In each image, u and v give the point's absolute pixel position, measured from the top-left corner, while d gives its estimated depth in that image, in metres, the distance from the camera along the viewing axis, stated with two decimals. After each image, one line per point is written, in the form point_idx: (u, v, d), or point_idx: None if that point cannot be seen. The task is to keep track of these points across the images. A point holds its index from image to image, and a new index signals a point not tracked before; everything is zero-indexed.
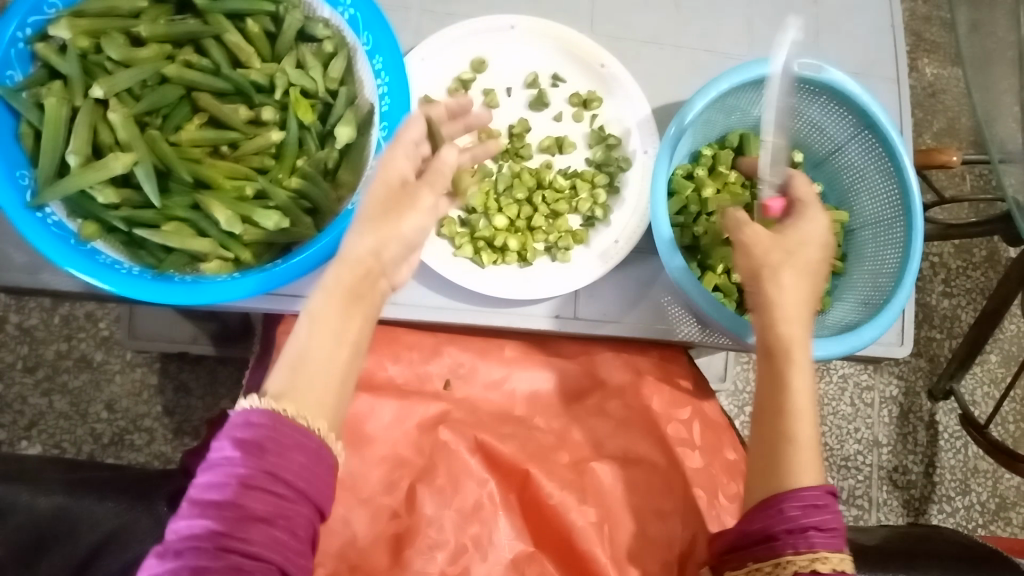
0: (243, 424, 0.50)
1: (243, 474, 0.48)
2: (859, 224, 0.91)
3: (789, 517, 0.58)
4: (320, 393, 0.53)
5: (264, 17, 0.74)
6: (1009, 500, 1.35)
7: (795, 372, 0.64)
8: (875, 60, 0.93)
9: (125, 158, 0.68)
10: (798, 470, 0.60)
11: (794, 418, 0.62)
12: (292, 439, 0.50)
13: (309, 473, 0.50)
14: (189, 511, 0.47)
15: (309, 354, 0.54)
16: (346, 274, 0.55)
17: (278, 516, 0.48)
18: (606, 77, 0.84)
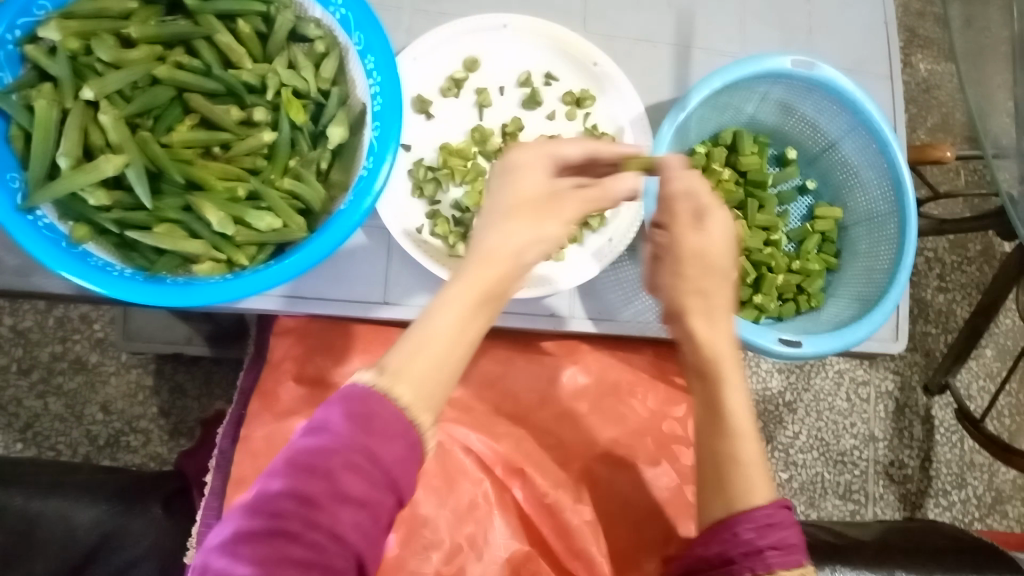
0: (356, 399, 0.49)
1: (343, 452, 0.47)
2: (853, 220, 0.92)
3: (743, 540, 0.56)
4: (432, 386, 0.51)
5: (256, 18, 0.74)
6: (1005, 493, 1.36)
7: (727, 390, 0.61)
8: (868, 57, 0.94)
9: (117, 160, 0.67)
10: (751, 485, 0.58)
11: (740, 439, 0.60)
12: (395, 426, 0.49)
13: (404, 465, 0.49)
14: (283, 474, 0.47)
15: (435, 337, 0.52)
16: (489, 273, 0.54)
17: (367, 497, 0.47)
18: (598, 76, 0.84)
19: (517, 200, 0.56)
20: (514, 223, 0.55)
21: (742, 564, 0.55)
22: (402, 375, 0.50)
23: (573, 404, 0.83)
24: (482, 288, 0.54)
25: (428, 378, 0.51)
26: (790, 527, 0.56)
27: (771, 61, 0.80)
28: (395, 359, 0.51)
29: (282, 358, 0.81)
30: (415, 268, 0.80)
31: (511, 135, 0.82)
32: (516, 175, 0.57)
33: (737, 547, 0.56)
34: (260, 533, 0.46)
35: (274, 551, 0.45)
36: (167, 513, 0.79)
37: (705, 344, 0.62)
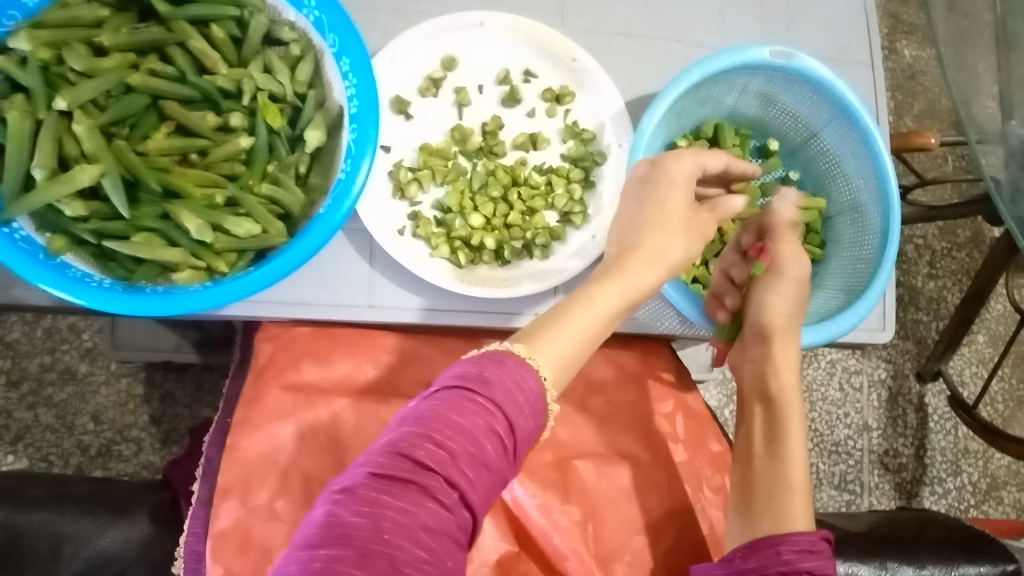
0: (498, 369, 0.53)
1: (482, 419, 0.50)
2: (837, 210, 0.91)
3: (785, 559, 0.66)
4: (568, 362, 0.60)
5: (230, 22, 0.73)
6: (1000, 479, 1.36)
7: (791, 423, 0.77)
8: (848, 46, 0.93)
9: (91, 171, 0.67)
10: (797, 512, 0.72)
11: (790, 466, 0.75)
12: (526, 402, 0.53)
13: (518, 415, 0.53)
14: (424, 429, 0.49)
15: (592, 312, 0.64)
16: (642, 278, 0.68)
17: (484, 441, 0.50)
18: (578, 71, 0.83)
19: (681, 211, 0.72)
20: (677, 237, 0.71)
21: None
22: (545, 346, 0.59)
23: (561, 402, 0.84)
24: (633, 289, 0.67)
25: (569, 356, 0.61)
26: (828, 558, 0.67)
27: (750, 52, 0.79)
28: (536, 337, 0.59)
29: (266, 363, 0.80)
30: (395, 269, 0.79)
31: (490, 134, 0.82)
32: (681, 189, 0.73)
33: (777, 564, 0.66)
34: (393, 483, 0.46)
35: (412, 498, 0.46)
36: (155, 525, 0.77)
37: (776, 381, 0.79)
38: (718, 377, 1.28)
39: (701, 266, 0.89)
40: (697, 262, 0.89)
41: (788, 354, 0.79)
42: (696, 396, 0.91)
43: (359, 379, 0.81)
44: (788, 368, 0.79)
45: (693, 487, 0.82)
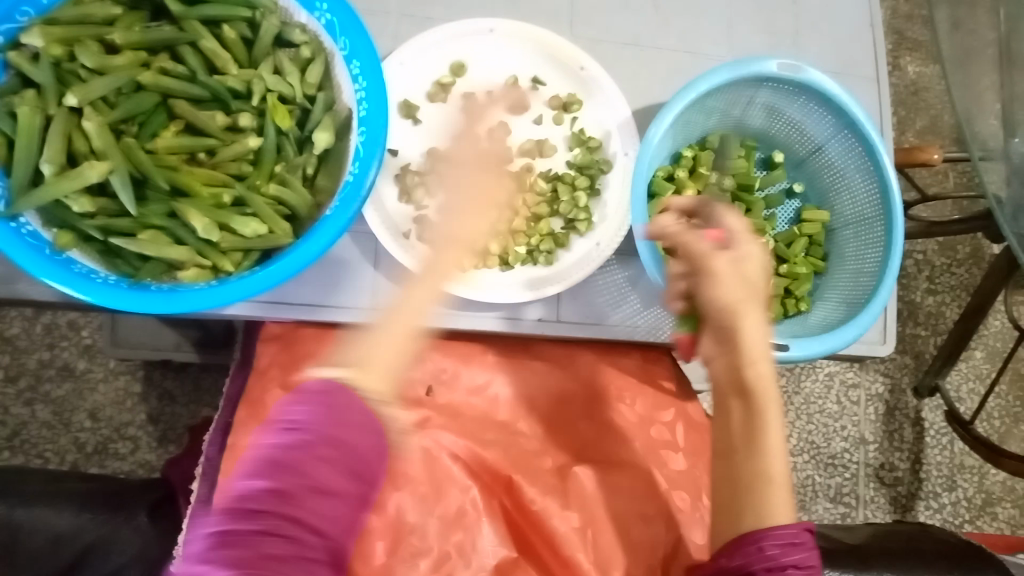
0: (319, 397, 0.47)
1: (308, 441, 0.45)
2: (841, 223, 0.92)
3: (768, 555, 0.57)
4: (385, 373, 0.67)
5: (241, 23, 0.74)
6: (995, 495, 1.36)
7: (770, 417, 0.60)
8: (855, 61, 0.94)
9: (101, 167, 0.67)
10: (779, 508, 0.59)
11: (769, 458, 0.60)
12: (360, 417, 0.46)
13: (370, 458, 0.47)
14: (253, 475, 0.44)
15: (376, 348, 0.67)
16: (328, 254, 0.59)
17: (331, 491, 0.44)
18: (586, 80, 0.84)
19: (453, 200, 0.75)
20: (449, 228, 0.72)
21: None
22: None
23: (562, 409, 0.84)
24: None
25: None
26: (812, 549, 0.58)
27: (756, 64, 0.80)
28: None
29: (268, 365, 0.81)
30: (400, 272, 0.80)
31: (497, 139, 0.82)
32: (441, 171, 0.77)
33: (761, 561, 0.57)
34: (234, 536, 0.43)
35: (253, 550, 0.42)
36: (153, 521, 0.79)
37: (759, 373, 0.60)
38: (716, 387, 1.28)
39: None
40: None
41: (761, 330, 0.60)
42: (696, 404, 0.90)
43: None
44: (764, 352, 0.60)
45: (691, 496, 0.82)
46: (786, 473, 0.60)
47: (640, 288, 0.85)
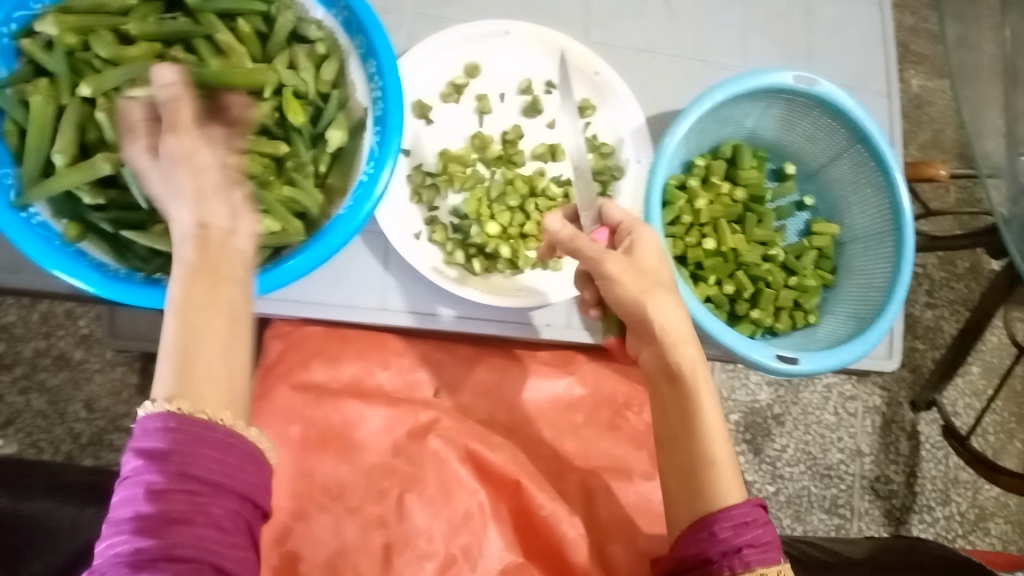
0: (141, 433, 0.44)
1: (152, 481, 0.42)
2: (850, 237, 0.92)
3: (721, 539, 0.55)
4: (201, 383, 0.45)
5: (256, 17, 0.73)
6: (988, 510, 1.37)
7: (704, 398, 0.60)
8: (869, 75, 0.94)
9: (113, 159, 0.66)
10: (723, 489, 0.57)
11: (711, 440, 0.59)
12: (188, 436, 0.43)
13: (228, 467, 0.44)
14: (113, 528, 0.42)
15: (194, 347, 0.45)
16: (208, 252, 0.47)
17: (199, 516, 0.42)
18: (600, 85, 0.84)
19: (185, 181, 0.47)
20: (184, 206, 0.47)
21: (720, 563, 0.54)
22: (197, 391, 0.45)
23: (569, 414, 0.85)
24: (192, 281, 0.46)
25: (216, 385, 0.46)
26: (766, 525, 0.56)
27: (773, 76, 0.80)
28: (164, 382, 0.45)
29: (274, 361, 0.80)
30: (409, 272, 0.79)
31: (511, 143, 0.82)
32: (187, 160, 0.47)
33: (715, 546, 0.55)
34: None
35: None
36: None
37: (685, 359, 0.61)
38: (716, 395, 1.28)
39: (714, 285, 0.89)
40: (712, 281, 0.89)
41: (676, 317, 0.61)
42: None
43: (368, 381, 0.81)
44: (685, 336, 0.61)
45: None
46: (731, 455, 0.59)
47: None
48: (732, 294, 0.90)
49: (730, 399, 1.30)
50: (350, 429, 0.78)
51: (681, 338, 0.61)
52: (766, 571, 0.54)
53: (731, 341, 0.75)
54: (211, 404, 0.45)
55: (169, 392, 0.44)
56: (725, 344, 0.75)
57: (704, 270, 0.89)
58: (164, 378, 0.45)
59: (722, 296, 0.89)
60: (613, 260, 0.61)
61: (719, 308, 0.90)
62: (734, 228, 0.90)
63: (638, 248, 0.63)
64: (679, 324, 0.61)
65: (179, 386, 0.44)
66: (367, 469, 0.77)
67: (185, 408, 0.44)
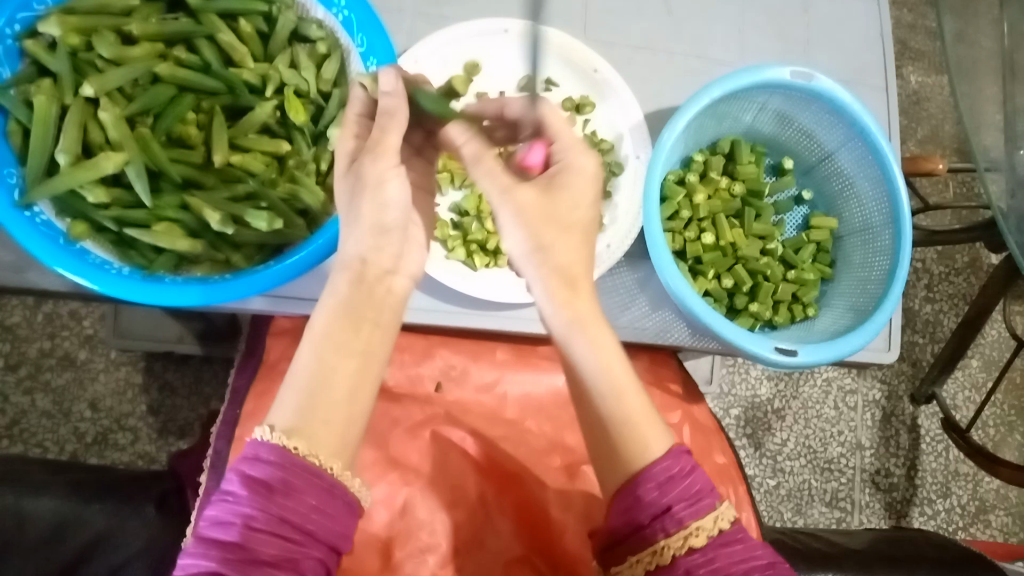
0: (253, 461, 0.50)
1: (249, 515, 0.48)
2: (848, 230, 0.93)
3: (647, 502, 0.55)
4: (324, 430, 0.52)
5: (258, 17, 0.74)
6: (988, 503, 1.37)
7: (594, 347, 0.57)
8: (866, 69, 0.95)
9: (116, 158, 0.67)
10: (646, 444, 0.56)
11: (621, 398, 0.57)
12: (300, 482, 0.50)
13: (323, 520, 0.50)
14: (202, 546, 0.48)
15: (329, 385, 0.53)
16: (355, 282, 0.56)
17: (284, 560, 0.48)
18: (599, 82, 0.84)
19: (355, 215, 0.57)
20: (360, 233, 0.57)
21: (652, 527, 0.55)
22: (316, 435, 0.52)
23: (570, 408, 0.85)
24: (338, 311, 0.55)
25: (335, 420, 0.52)
26: (691, 475, 0.56)
27: (769, 71, 0.81)
28: (285, 413, 0.52)
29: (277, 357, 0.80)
30: None
31: None
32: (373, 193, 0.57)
33: (644, 510, 0.55)
34: None
35: None
36: (161, 513, 0.78)
37: (565, 306, 0.58)
38: (717, 390, 1.28)
39: (712, 279, 0.90)
40: (710, 276, 0.90)
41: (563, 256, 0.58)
42: (699, 408, 0.92)
43: None
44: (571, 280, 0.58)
45: None
46: (646, 406, 0.58)
47: (650, 290, 0.85)
48: (730, 287, 0.91)
49: (730, 394, 1.30)
50: None
51: (578, 290, 0.58)
52: (698, 526, 0.54)
53: (731, 335, 0.75)
54: (323, 450, 0.51)
55: (285, 427, 0.51)
56: (724, 338, 0.76)
57: (703, 264, 0.90)
58: (286, 408, 0.52)
59: (721, 290, 0.90)
60: (506, 206, 0.58)
61: (718, 302, 0.90)
62: (733, 222, 0.91)
63: (557, 184, 0.58)
64: (567, 264, 0.58)
65: (299, 422, 0.51)
66: (370, 462, 0.77)
67: (292, 446, 0.50)
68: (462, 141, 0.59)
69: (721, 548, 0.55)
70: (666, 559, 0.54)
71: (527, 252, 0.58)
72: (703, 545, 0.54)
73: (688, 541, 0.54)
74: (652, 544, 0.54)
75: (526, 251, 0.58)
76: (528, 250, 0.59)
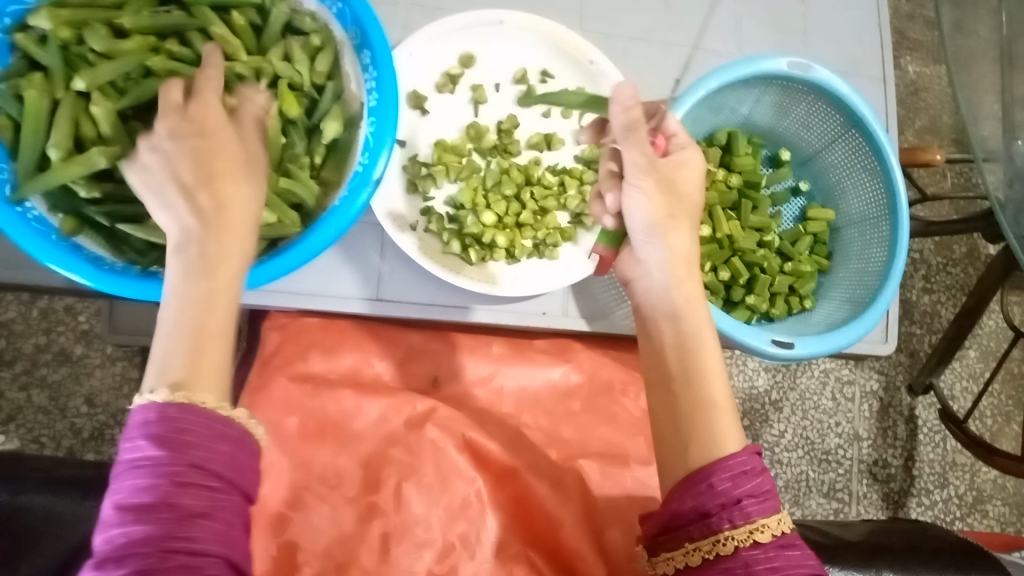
0: (157, 420, 0.45)
1: (172, 471, 0.44)
2: (846, 222, 0.93)
3: (719, 491, 0.54)
4: (210, 371, 0.48)
5: (250, 9, 0.73)
6: (986, 493, 1.38)
7: (704, 336, 0.59)
8: (863, 59, 0.94)
9: (108, 153, 0.66)
10: (722, 434, 0.56)
11: (710, 380, 0.58)
12: (212, 430, 0.46)
13: (236, 463, 0.47)
14: (122, 519, 0.43)
15: (198, 319, 0.49)
16: (209, 242, 0.49)
17: (214, 509, 0.45)
18: (594, 74, 0.84)
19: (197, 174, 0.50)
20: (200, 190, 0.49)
21: (719, 515, 0.53)
22: (196, 379, 0.48)
23: (565, 402, 0.85)
24: (191, 272, 0.49)
25: (218, 362, 0.49)
26: (762, 473, 0.55)
27: (766, 62, 0.80)
28: (173, 368, 0.47)
29: (273, 353, 0.81)
30: (405, 262, 0.79)
31: (506, 132, 0.82)
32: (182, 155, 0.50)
33: (715, 498, 0.54)
34: None
35: None
36: None
37: (677, 292, 0.60)
38: None
39: (709, 272, 0.90)
40: (707, 268, 0.89)
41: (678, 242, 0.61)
42: None
43: (366, 371, 0.82)
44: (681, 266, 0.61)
45: None
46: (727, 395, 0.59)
47: None
48: (727, 279, 0.91)
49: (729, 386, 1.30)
50: (347, 419, 0.78)
51: (683, 271, 0.61)
52: (766, 522, 0.53)
53: (729, 328, 0.75)
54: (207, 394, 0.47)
55: (168, 381, 0.47)
56: (723, 332, 0.76)
57: (699, 256, 0.89)
58: (172, 360, 0.47)
59: (717, 282, 0.90)
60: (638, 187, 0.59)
61: (715, 294, 0.90)
62: (730, 215, 0.90)
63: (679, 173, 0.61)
64: (683, 250, 0.61)
65: (187, 376, 0.47)
66: (364, 458, 0.78)
67: (184, 398, 0.46)
68: (626, 103, 0.56)
69: (780, 549, 0.53)
70: (728, 549, 0.52)
71: (651, 223, 0.60)
72: (768, 543, 0.52)
73: (752, 535, 0.52)
74: (715, 533, 0.53)
75: (654, 220, 0.60)
76: (652, 222, 0.60)
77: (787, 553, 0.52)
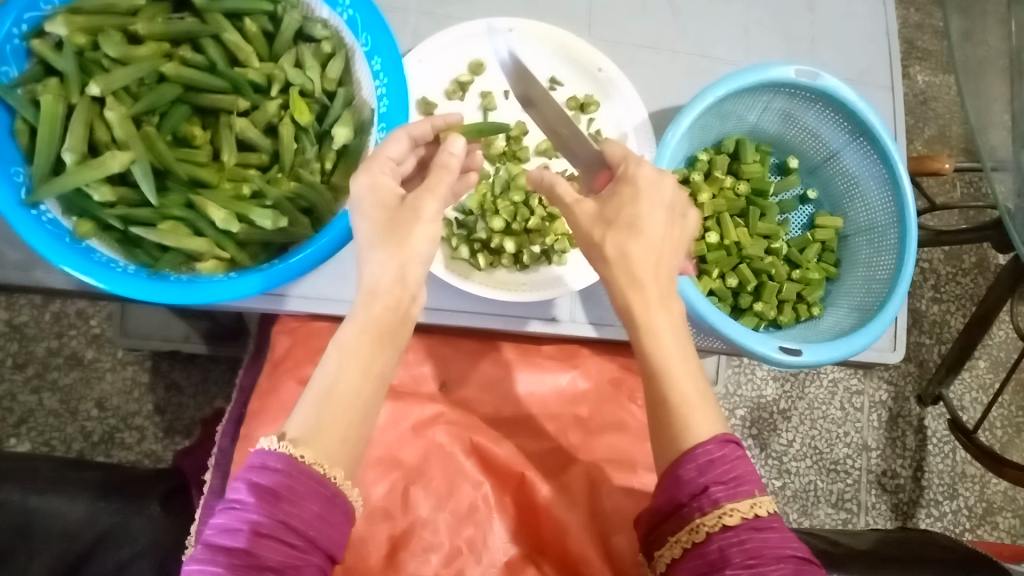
0: (261, 468, 0.50)
1: (256, 521, 0.48)
2: (854, 230, 0.93)
3: (687, 481, 0.55)
4: (340, 435, 0.53)
5: (263, 17, 0.74)
6: (996, 504, 1.37)
7: (656, 334, 0.57)
8: (871, 68, 0.94)
9: (122, 157, 0.67)
10: (691, 426, 0.56)
11: (673, 379, 0.57)
12: (307, 487, 0.50)
13: (321, 527, 0.51)
14: (201, 555, 0.48)
15: (339, 387, 0.54)
16: (375, 307, 0.55)
17: (289, 566, 0.48)
18: (603, 81, 0.84)
19: (376, 228, 0.55)
20: (384, 253, 0.55)
21: (690, 506, 0.54)
22: (317, 435, 0.52)
23: (573, 408, 0.85)
24: (351, 342, 0.54)
25: (337, 420, 0.53)
26: (734, 461, 0.56)
27: (774, 70, 0.80)
28: (297, 422, 0.53)
29: (282, 355, 0.82)
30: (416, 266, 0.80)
31: (515, 139, 0.83)
32: (370, 207, 0.56)
33: (685, 489, 0.55)
34: None
35: None
36: (166, 511, 0.78)
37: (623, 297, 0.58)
38: (721, 390, 1.28)
39: (717, 278, 0.90)
40: (715, 275, 0.90)
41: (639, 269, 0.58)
42: None
43: None
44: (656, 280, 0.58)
45: None
46: (697, 387, 0.58)
47: None
48: (734, 287, 0.91)
49: (736, 395, 1.30)
50: None
51: (651, 294, 0.58)
52: (735, 507, 0.54)
53: (733, 333, 0.75)
54: (329, 459, 0.52)
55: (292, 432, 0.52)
56: (727, 335, 0.76)
57: (707, 263, 0.89)
58: (300, 420, 0.53)
59: (725, 289, 0.90)
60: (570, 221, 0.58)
61: (722, 300, 0.91)
62: (738, 222, 0.91)
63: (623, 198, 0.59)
64: (653, 264, 0.59)
65: (308, 434, 0.52)
66: (374, 461, 0.77)
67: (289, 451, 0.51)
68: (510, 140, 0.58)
69: (754, 532, 0.53)
70: (701, 535, 0.54)
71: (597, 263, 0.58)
72: (737, 525, 0.53)
73: (722, 520, 0.53)
74: (689, 522, 0.54)
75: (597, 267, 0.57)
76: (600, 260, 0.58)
77: (762, 536, 0.53)
